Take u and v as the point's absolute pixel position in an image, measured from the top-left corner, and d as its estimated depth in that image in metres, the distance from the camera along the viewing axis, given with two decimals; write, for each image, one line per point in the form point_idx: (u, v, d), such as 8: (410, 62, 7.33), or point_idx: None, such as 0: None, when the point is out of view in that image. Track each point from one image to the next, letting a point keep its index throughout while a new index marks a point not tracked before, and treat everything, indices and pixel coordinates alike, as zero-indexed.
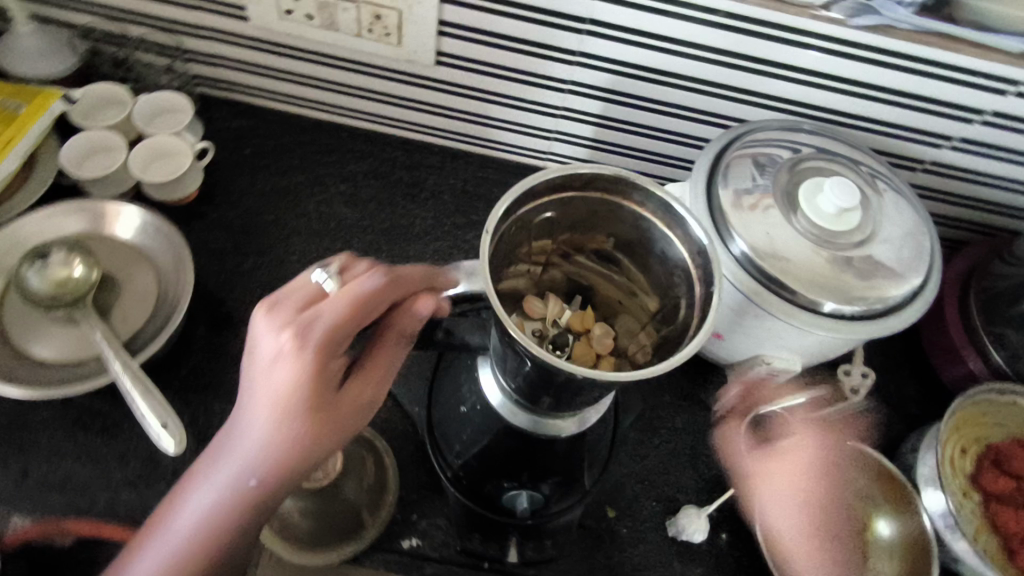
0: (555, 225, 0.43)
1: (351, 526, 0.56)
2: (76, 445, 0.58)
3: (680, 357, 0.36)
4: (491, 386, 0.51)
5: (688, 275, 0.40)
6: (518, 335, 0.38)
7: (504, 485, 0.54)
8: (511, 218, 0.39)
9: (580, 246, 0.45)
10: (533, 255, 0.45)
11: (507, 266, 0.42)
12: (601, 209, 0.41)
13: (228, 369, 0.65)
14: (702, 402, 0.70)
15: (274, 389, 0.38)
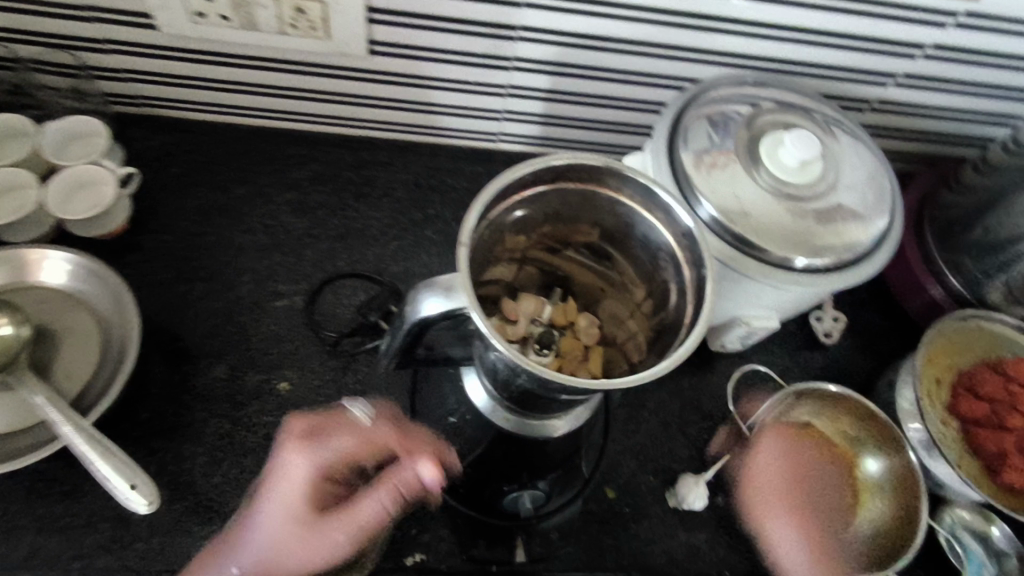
0: (529, 221, 0.40)
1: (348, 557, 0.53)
2: (37, 517, 0.54)
3: (684, 347, 0.35)
4: (477, 391, 0.50)
5: (675, 259, 0.38)
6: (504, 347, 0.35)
7: (504, 489, 0.52)
8: (484, 221, 0.37)
9: (564, 238, 0.43)
10: (505, 253, 0.42)
11: (484, 269, 0.39)
12: (575, 199, 0.39)
13: (191, 409, 0.60)
14: (685, 368, 0.70)
15: (285, 497, 0.47)
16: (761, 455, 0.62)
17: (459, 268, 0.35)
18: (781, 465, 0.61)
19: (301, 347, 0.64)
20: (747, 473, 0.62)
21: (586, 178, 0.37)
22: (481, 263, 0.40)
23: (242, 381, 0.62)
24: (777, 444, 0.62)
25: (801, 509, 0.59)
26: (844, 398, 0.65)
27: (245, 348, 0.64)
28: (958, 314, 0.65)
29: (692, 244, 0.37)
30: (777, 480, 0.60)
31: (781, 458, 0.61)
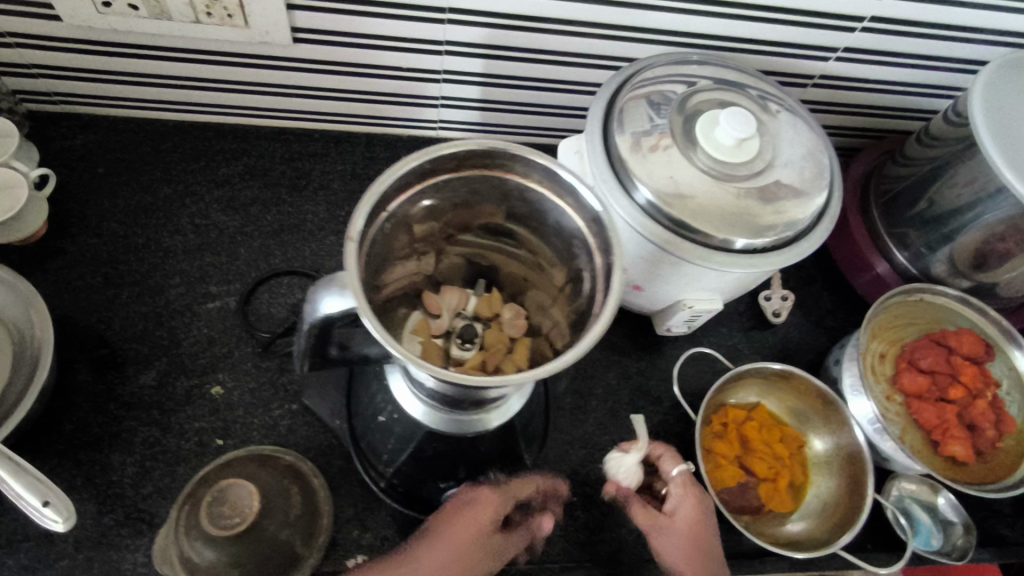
0: (438, 212, 0.38)
1: (285, 563, 0.51)
2: None
3: (593, 338, 0.32)
4: (406, 395, 0.48)
5: (586, 246, 0.36)
6: (402, 350, 0.33)
7: (441, 486, 0.51)
8: (384, 215, 0.34)
9: (468, 223, 0.39)
10: (407, 247, 0.40)
11: (385, 267, 0.38)
12: (481, 187, 0.37)
13: (119, 419, 0.58)
14: (633, 353, 0.70)
15: (452, 532, 0.46)
16: (687, 508, 0.56)
17: (347, 269, 0.32)
18: (707, 515, 0.56)
19: (235, 351, 0.62)
20: (670, 524, 0.56)
21: (488, 165, 0.35)
22: (380, 264, 0.37)
23: (173, 387, 0.60)
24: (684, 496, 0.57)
25: (690, 543, 0.55)
26: (791, 375, 0.65)
27: (176, 353, 0.61)
28: (900, 290, 0.64)
29: (601, 233, 0.34)
30: (695, 530, 0.55)
31: (699, 507, 0.56)
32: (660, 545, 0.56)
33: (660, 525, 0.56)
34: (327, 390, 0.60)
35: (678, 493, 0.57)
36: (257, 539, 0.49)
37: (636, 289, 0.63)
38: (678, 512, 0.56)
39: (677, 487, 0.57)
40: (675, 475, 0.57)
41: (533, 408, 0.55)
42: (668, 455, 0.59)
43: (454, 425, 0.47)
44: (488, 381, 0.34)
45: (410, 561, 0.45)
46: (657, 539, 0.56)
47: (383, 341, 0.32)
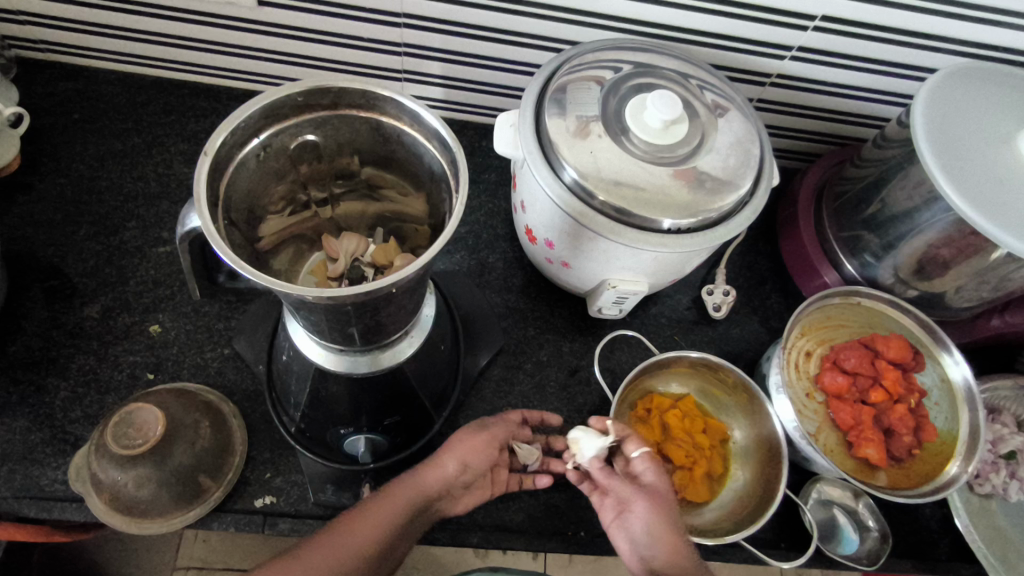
0: (321, 148, 0.42)
1: (193, 490, 0.54)
2: None
3: (442, 238, 0.36)
4: (305, 343, 0.50)
5: (449, 183, 0.40)
6: (255, 274, 0.33)
7: (342, 432, 0.54)
8: (255, 144, 0.39)
9: (334, 171, 0.45)
10: (280, 197, 0.45)
11: (266, 198, 0.43)
12: (360, 127, 0.41)
13: (61, 345, 0.61)
14: (568, 334, 0.70)
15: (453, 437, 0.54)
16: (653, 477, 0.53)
17: (198, 189, 0.34)
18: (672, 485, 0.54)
19: (174, 295, 0.65)
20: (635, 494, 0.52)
21: (358, 104, 0.39)
22: (251, 211, 0.42)
23: (115, 320, 0.63)
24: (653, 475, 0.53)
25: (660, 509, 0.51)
26: (716, 366, 0.65)
27: (123, 290, 0.65)
28: (834, 293, 0.66)
29: (456, 172, 0.39)
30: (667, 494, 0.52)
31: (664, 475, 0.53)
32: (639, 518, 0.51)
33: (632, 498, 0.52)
34: (256, 335, 0.62)
35: (641, 467, 0.53)
36: (162, 463, 0.51)
37: (564, 265, 0.64)
38: (650, 482, 0.53)
39: (641, 462, 0.53)
40: (636, 453, 0.54)
41: (439, 368, 0.57)
42: (630, 437, 0.55)
43: (367, 363, 0.49)
44: (352, 290, 0.34)
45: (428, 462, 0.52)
46: (636, 512, 0.51)
47: (236, 266, 0.32)
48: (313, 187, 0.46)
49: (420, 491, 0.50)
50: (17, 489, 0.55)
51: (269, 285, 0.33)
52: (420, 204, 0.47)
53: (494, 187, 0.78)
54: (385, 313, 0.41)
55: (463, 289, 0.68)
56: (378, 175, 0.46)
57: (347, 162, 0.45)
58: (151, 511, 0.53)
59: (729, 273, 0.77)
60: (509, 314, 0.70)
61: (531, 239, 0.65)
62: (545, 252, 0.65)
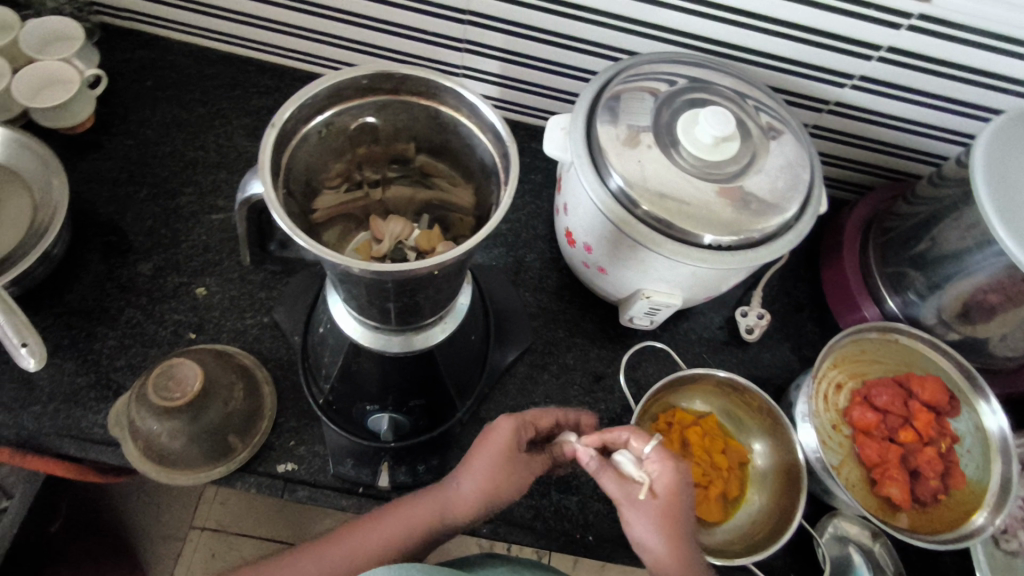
0: (380, 131, 0.44)
1: (221, 448, 0.56)
2: None
3: (489, 227, 0.37)
4: (343, 317, 0.51)
5: (497, 176, 0.41)
6: (310, 244, 0.35)
7: (367, 409, 0.55)
8: (318, 121, 0.41)
9: (390, 155, 0.47)
10: (337, 174, 0.46)
11: (323, 174, 0.45)
12: (419, 114, 0.43)
13: (112, 297, 0.64)
14: (596, 340, 0.71)
15: (482, 454, 0.52)
16: (665, 479, 0.49)
17: (264, 157, 0.36)
18: (688, 486, 0.50)
19: (221, 261, 0.68)
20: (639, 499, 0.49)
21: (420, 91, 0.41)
22: (308, 184, 0.44)
23: (165, 279, 0.66)
24: (667, 474, 0.49)
25: (670, 516, 0.48)
26: (742, 388, 0.65)
27: (175, 252, 0.68)
28: (871, 327, 0.65)
29: (506, 165, 0.40)
30: (671, 500, 0.48)
31: (678, 476, 0.49)
32: (630, 519, 0.49)
33: (621, 499, 0.50)
34: (295, 308, 0.64)
35: (653, 468, 0.50)
36: (195, 419, 0.53)
37: (600, 271, 0.65)
38: (654, 486, 0.49)
39: (651, 462, 0.50)
40: (646, 452, 0.50)
41: (466, 359, 0.58)
42: (638, 437, 0.51)
43: (405, 341, 0.51)
44: (397, 268, 0.35)
45: (459, 481, 0.52)
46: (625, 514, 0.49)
47: (291, 234, 0.34)
48: (368, 168, 0.48)
49: (454, 511, 0.52)
50: (59, 428, 0.58)
51: (319, 255, 0.35)
52: (468, 194, 0.48)
53: (538, 188, 0.79)
54: (423, 295, 0.43)
55: (498, 285, 0.69)
56: (430, 164, 0.48)
57: (400, 147, 0.46)
58: (181, 463, 0.55)
59: (765, 297, 0.76)
60: (540, 314, 0.71)
61: (570, 243, 0.66)
62: (582, 255, 0.65)
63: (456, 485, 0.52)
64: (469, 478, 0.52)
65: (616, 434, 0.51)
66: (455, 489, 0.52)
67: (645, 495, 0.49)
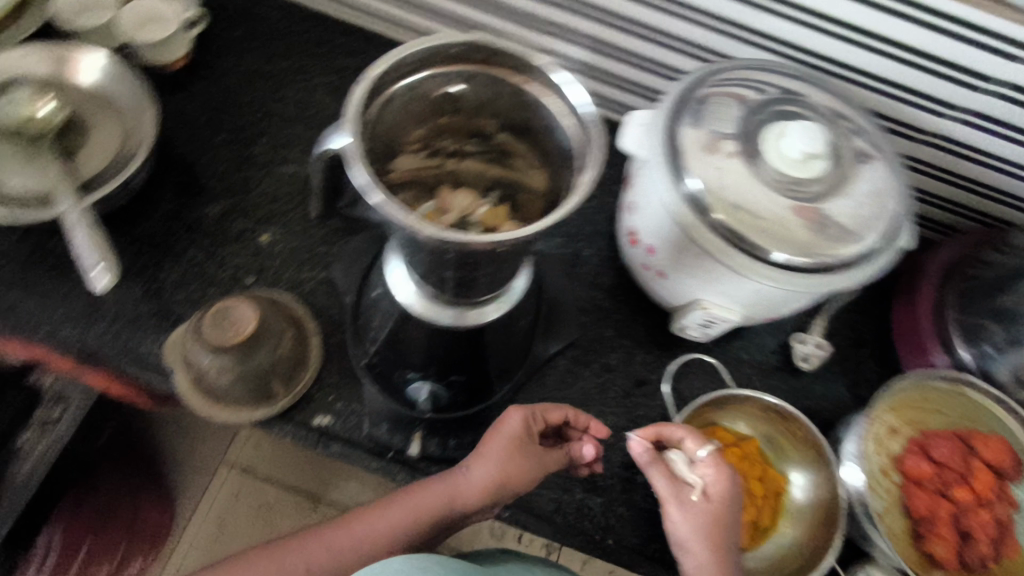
0: (463, 102, 0.45)
1: (264, 391, 0.58)
2: (31, 280, 0.62)
3: (564, 213, 0.37)
4: (402, 282, 0.54)
5: (572, 159, 0.42)
6: (387, 205, 0.37)
7: (408, 375, 0.56)
8: (403, 84, 0.42)
9: (470, 129, 0.47)
10: (417, 138, 0.46)
11: (404, 136, 0.46)
12: (503, 90, 0.44)
13: (181, 234, 0.66)
14: (643, 345, 0.69)
15: (495, 443, 0.54)
16: (716, 483, 0.53)
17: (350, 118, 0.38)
18: (737, 495, 0.53)
19: (284, 211, 0.69)
20: (686, 497, 0.53)
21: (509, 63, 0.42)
22: (389, 145, 0.45)
23: (231, 224, 0.68)
24: (719, 479, 0.53)
25: (714, 519, 0.52)
26: (786, 415, 0.63)
27: (244, 199, 0.69)
28: (942, 375, 0.60)
29: (586, 148, 0.41)
30: (720, 503, 0.52)
31: (726, 482, 0.53)
32: (677, 517, 0.52)
33: (670, 496, 0.53)
34: (351, 267, 0.65)
35: (704, 470, 0.54)
36: (244, 358, 0.55)
37: (660, 275, 0.63)
38: (706, 489, 0.53)
39: (704, 464, 0.54)
40: (702, 455, 0.54)
41: (510, 339, 0.59)
42: (693, 439, 0.56)
43: (455, 318, 0.53)
44: (459, 240, 0.36)
45: (470, 468, 0.54)
46: (671, 511, 0.53)
47: (374, 195, 0.37)
48: (448, 137, 0.48)
49: (464, 499, 0.53)
50: (118, 349, 0.61)
51: (392, 216, 0.37)
52: (540, 177, 0.47)
53: (606, 184, 0.77)
54: (483, 272, 0.43)
55: (552, 275, 0.69)
56: (509, 141, 0.48)
57: (484, 116, 0.46)
58: (225, 398, 0.57)
59: (827, 328, 0.73)
60: (591, 311, 0.70)
61: (632, 242, 0.64)
62: (642, 258, 0.64)
63: (466, 472, 0.53)
64: (479, 464, 0.53)
65: (673, 432, 0.56)
66: (464, 477, 0.54)
67: (697, 495, 0.53)
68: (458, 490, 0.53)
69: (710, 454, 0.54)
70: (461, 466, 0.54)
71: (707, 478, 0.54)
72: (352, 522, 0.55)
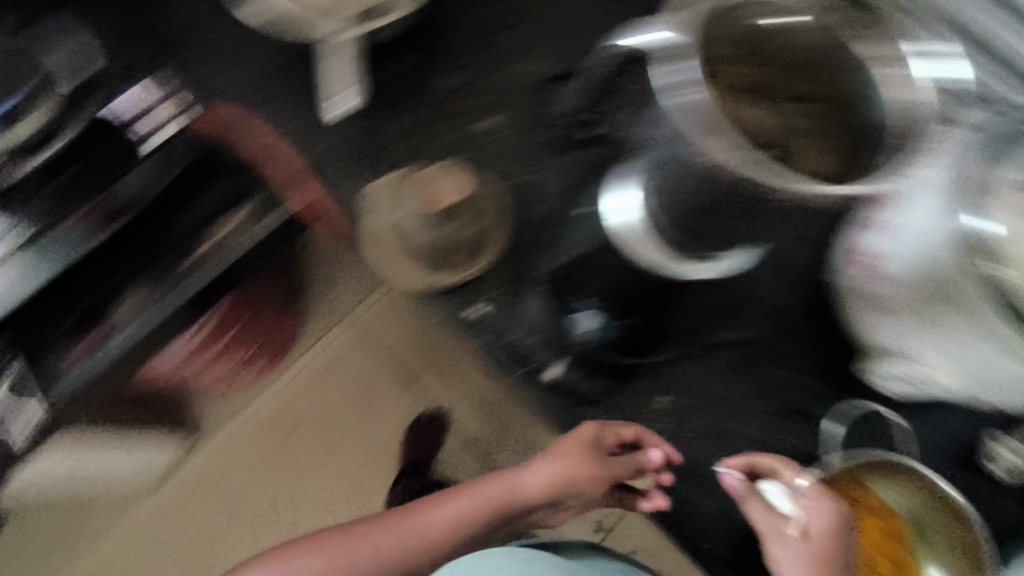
0: (774, 59, 0.51)
1: (444, 260, 0.63)
2: (262, 82, 0.62)
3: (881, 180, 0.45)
4: (628, 204, 0.55)
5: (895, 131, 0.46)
6: (707, 128, 0.45)
7: (579, 304, 0.57)
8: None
9: (766, 83, 0.51)
10: (724, 68, 0.49)
11: (717, 50, 0.49)
12: (821, 65, 0.50)
13: (409, 92, 0.62)
14: (821, 376, 0.58)
15: (563, 448, 0.66)
16: (819, 519, 0.50)
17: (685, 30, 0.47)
18: (846, 533, 0.50)
19: (524, 101, 0.62)
20: (793, 539, 0.51)
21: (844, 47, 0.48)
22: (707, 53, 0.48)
23: (459, 98, 0.62)
24: (824, 519, 0.50)
25: (822, 559, 0.50)
26: (959, 516, 0.52)
27: (482, 74, 0.62)
28: None
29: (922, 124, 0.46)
30: (824, 543, 0.49)
31: (833, 517, 0.50)
32: (780, 556, 0.52)
33: (771, 531, 0.53)
34: (558, 176, 0.60)
35: (807, 504, 0.51)
36: (443, 223, 0.64)
37: (877, 306, 0.53)
38: (805, 525, 0.51)
39: (806, 498, 0.51)
40: (801, 486, 0.52)
41: (698, 302, 0.59)
42: (790, 467, 0.53)
43: (663, 256, 0.55)
44: (793, 182, 0.43)
45: (538, 465, 0.70)
46: (772, 549, 0.52)
47: (690, 109, 0.45)
48: (744, 83, 0.51)
49: (528, 488, 0.70)
50: (319, 176, 0.61)
51: (702, 135, 0.45)
52: (835, 157, 0.48)
53: None
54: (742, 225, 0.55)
55: (767, 267, 0.58)
56: (812, 112, 0.51)
57: (811, 83, 0.51)
58: (416, 254, 0.64)
59: None
60: (785, 320, 0.58)
61: (858, 265, 0.52)
62: (870, 283, 0.52)
63: (528, 479, 0.70)
64: (540, 468, 0.69)
65: (764, 460, 0.54)
66: (524, 485, 0.70)
67: (796, 531, 0.51)
68: (524, 487, 0.70)
69: (812, 492, 0.51)
70: (529, 467, 0.71)
71: (810, 516, 0.51)
72: (435, 505, 0.71)
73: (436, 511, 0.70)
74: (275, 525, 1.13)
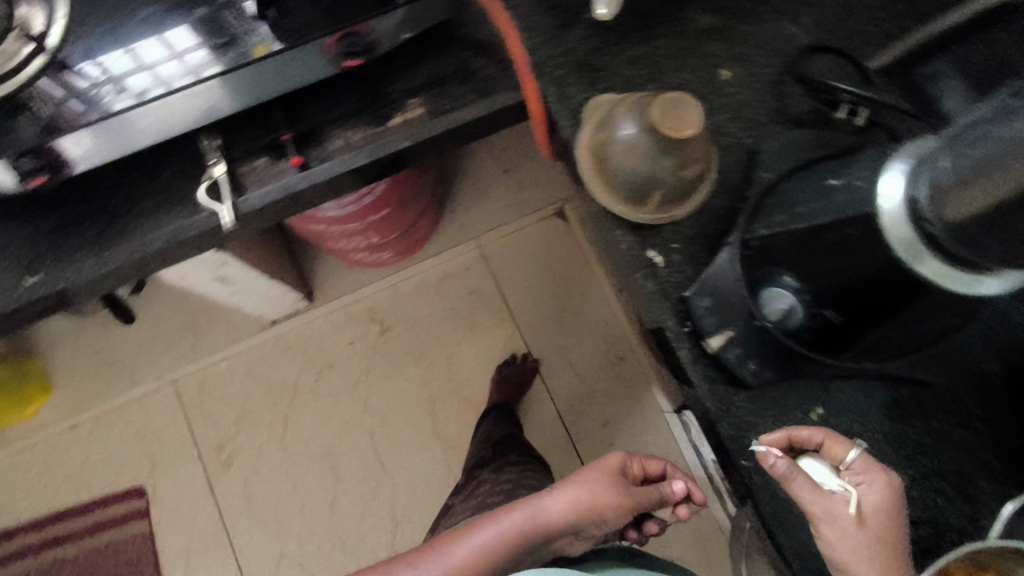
0: None
1: (639, 189, 0.55)
2: None
3: None
4: (901, 187, 0.42)
5: None
6: None
7: (780, 278, 0.51)
8: None
9: None
10: None
11: None
12: None
13: (663, 19, 0.60)
14: (997, 445, 0.54)
15: (592, 471, 0.64)
16: (874, 497, 0.48)
17: None
18: (900, 508, 0.48)
19: (773, 63, 0.59)
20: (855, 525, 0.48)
21: None
22: None
23: (710, 40, 0.59)
24: (880, 498, 0.48)
25: (883, 542, 0.48)
26: None
27: (742, 22, 0.60)
28: None
29: None
30: (886, 524, 0.47)
31: (891, 497, 0.48)
32: (833, 538, 0.48)
33: (822, 513, 0.49)
34: (786, 151, 0.56)
35: (861, 482, 0.49)
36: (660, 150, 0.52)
37: None
38: (859, 503, 0.48)
39: (857, 475, 0.49)
40: (852, 462, 0.49)
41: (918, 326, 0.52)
42: (836, 442, 0.50)
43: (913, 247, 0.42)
44: None
45: (565, 489, 0.63)
46: (823, 532, 0.49)
47: None
48: None
49: (551, 513, 0.61)
50: (546, 71, 0.58)
51: None
52: None
53: None
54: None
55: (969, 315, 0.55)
56: None
57: None
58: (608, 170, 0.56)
59: None
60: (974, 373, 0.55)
61: None
62: None
63: (553, 499, 0.62)
64: (567, 489, 0.62)
65: (808, 434, 0.50)
66: (547, 503, 0.62)
67: (852, 511, 0.48)
68: (552, 511, 0.62)
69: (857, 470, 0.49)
70: (554, 489, 0.64)
71: (865, 498, 0.48)
72: (448, 540, 0.62)
73: (450, 542, 0.62)
74: (351, 402, 1.19)
